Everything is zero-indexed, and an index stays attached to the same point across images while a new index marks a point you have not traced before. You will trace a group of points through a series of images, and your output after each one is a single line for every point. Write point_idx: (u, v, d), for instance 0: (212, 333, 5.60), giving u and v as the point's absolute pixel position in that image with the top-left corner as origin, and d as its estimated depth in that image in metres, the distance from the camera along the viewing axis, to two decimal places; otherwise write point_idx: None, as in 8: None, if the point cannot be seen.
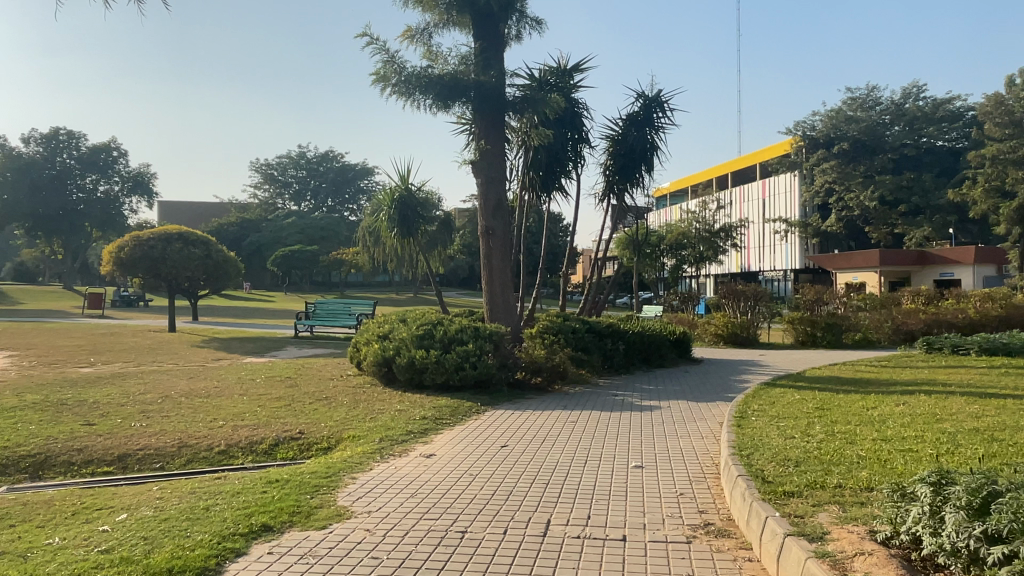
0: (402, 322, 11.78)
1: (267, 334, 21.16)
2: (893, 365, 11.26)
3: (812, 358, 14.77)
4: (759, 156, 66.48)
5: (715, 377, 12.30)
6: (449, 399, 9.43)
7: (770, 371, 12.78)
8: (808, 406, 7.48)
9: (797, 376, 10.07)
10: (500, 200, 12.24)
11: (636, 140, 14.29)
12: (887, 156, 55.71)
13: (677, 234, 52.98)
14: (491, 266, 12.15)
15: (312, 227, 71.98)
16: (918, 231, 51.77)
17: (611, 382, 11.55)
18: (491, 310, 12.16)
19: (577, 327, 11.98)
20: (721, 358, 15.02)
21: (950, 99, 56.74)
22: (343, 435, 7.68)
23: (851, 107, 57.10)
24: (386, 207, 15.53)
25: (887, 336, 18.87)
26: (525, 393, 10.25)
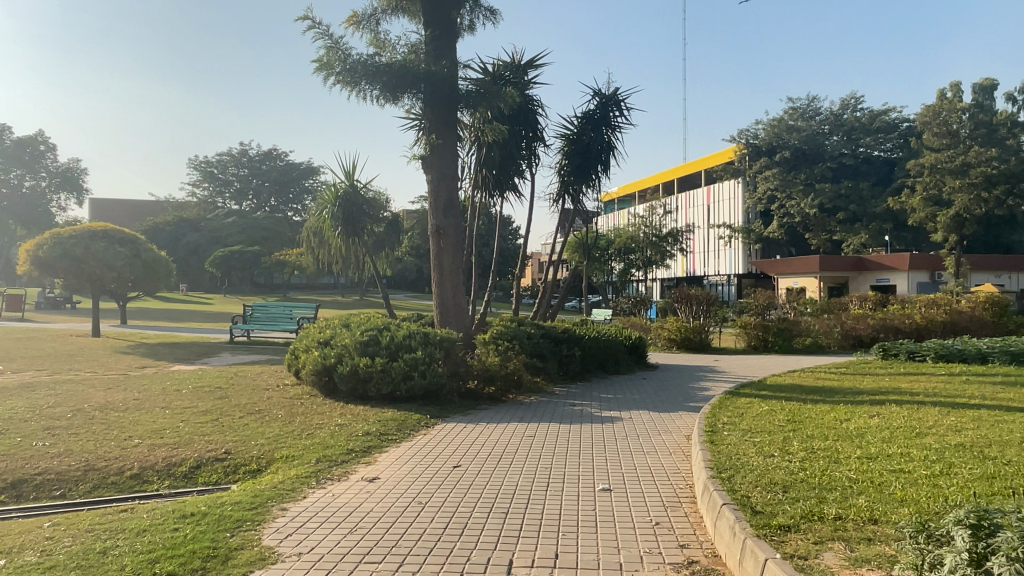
0: (345, 327, 10.98)
1: (200, 339, 19.91)
2: (853, 371, 11.03)
3: (767, 364, 14.56)
4: (705, 163, 67.46)
5: (674, 384, 11.90)
6: (395, 412, 8.71)
7: (728, 378, 12.44)
8: (779, 419, 7.04)
9: (760, 384, 9.69)
10: (452, 198, 11.56)
11: (593, 140, 13.82)
12: (827, 165, 57.18)
13: (625, 238, 53.19)
14: (441, 268, 11.45)
15: (254, 228, 69.72)
16: (855, 238, 53.26)
17: (567, 391, 11.02)
18: (442, 315, 11.47)
19: (532, 332, 11.41)
20: (676, 365, 14.67)
21: (885, 111, 58.67)
22: (275, 455, 6.90)
23: (793, 117, 58.45)
24: (330, 205, 14.62)
25: (837, 341, 18.80)
26: (477, 404, 9.60)
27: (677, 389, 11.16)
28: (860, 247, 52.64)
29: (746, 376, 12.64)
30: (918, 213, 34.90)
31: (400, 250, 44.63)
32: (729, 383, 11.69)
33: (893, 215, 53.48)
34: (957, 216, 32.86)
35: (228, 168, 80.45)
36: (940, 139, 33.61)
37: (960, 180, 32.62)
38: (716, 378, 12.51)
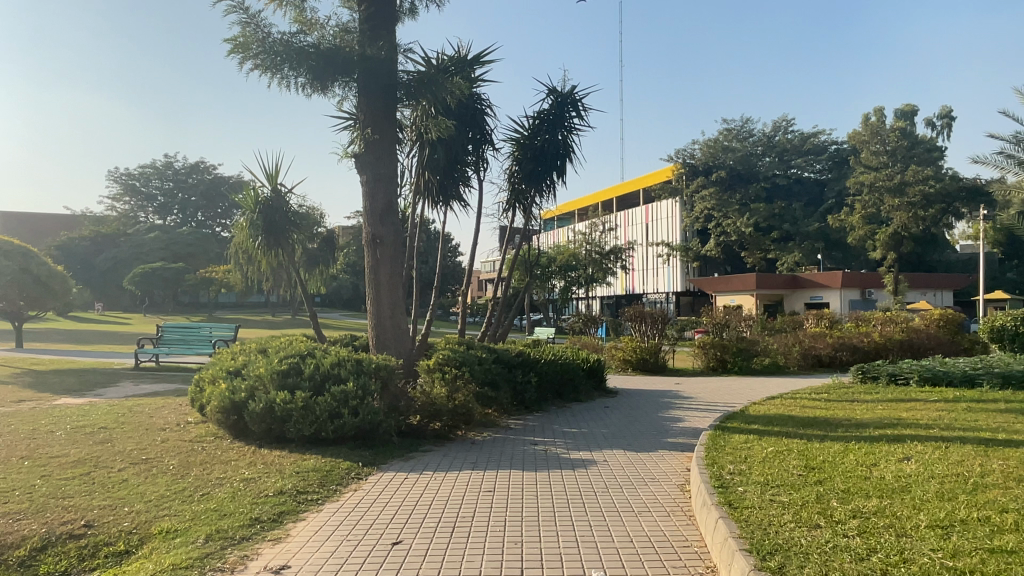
0: (262, 353, 9.24)
1: (98, 365, 17.49)
2: (838, 397, 9.98)
3: (733, 388, 13.48)
4: (642, 182, 67.59)
5: (641, 413, 10.57)
6: (319, 460, 7.04)
7: (698, 405, 11.22)
8: (792, 463, 5.80)
9: (745, 415, 8.47)
10: (391, 203, 10.03)
11: (548, 143, 12.54)
12: (761, 185, 58.00)
13: (568, 256, 52.48)
14: (378, 281, 9.86)
15: (178, 243, 65.81)
16: (789, 257, 54.01)
17: (524, 424, 9.54)
18: (378, 338, 9.87)
19: (484, 358, 9.93)
20: (636, 389, 13.42)
21: (814, 134, 60.18)
22: (150, 531, 5.16)
23: (728, 137, 59.17)
24: (249, 211, 12.82)
25: (797, 362, 17.92)
26: (420, 445, 8.00)
27: (647, 420, 9.89)
28: (794, 265, 53.35)
29: (716, 403, 11.46)
30: (857, 231, 35.29)
31: (335, 267, 42.54)
32: (701, 411, 10.46)
33: (825, 234, 54.65)
34: (895, 234, 33.46)
35: (151, 180, 76.11)
36: (879, 160, 34.11)
37: (899, 199, 33.12)
38: (685, 405, 11.28)
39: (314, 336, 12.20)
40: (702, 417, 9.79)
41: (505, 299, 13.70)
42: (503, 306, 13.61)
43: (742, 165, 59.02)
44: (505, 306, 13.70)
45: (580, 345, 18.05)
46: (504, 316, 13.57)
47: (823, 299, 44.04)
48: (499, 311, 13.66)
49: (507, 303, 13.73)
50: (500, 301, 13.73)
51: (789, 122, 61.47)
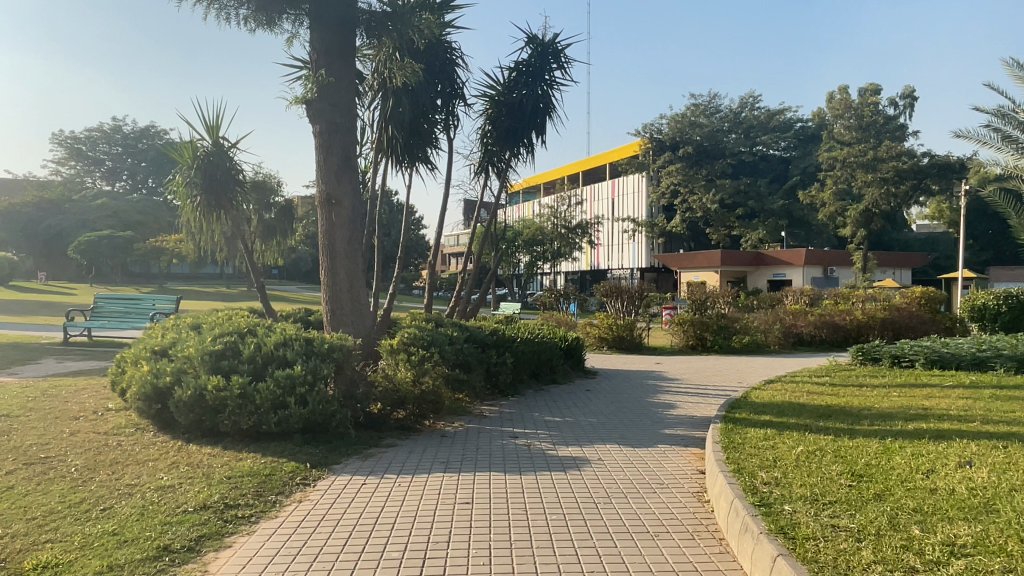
0: (195, 330, 7.91)
1: (22, 340, 15.78)
2: (844, 381, 9.07)
3: (719, 369, 12.60)
4: (609, 156, 66.38)
5: (628, 398, 9.54)
6: (259, 461, 5.85)
7: (686, 389, 10.26)
8: (833, 469, 4.79)
9: (752, 403, 7.50)
10: (348, 156, 8.71)
11: (526, 97, 11.33)
12: (726, 161, 57.10)
13: (533, 230, 51.34)
14: (332, 248, 8.58)
15: (127, 211, 62.59)
16: (753, 234, 53.76)
17: (500, 411, 8.44)
18: (333, 313, 8.61)
19: (455, 336, 8.78)
20: (616, 371, 12.42)
21: (780, 111, 59.52)
22: (19, 564, 3.89)
23: (695, 112, 58.05)
24: (185, 167, 11.24)
25: (777, 339, 17.17)
26: (381, 438, 6.83)
27: (636, 404, 8.88)
28: (758, 242, 53.21)
29: (706, 386, 10.52)
30: (828, 207, 35.82)
31: (294, 239, 40.89)
32: (693, 395, 9.50)
33: (789, 212, 54.48)
34: (866, 211, 33.53)
35: (99, 144, 72.09)
36: (851, 133, 34.54)
37: (872, 175, 33.03)
38: (673, 388, 10.30)
39: (265, 311, 10.84)
40: (696, 403, 8.82)
41: (477, 269, 12.38)
42: (474, 278, 12.28)
43: (709, 141, 57.78)
44: (477, 276, 12.34)
45: (553, 321, 17.04)
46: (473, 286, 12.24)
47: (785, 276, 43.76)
48: (470, 281, 12.33)
49: (479, 274, 12.38)
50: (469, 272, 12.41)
51: (755, 98, 60.49)
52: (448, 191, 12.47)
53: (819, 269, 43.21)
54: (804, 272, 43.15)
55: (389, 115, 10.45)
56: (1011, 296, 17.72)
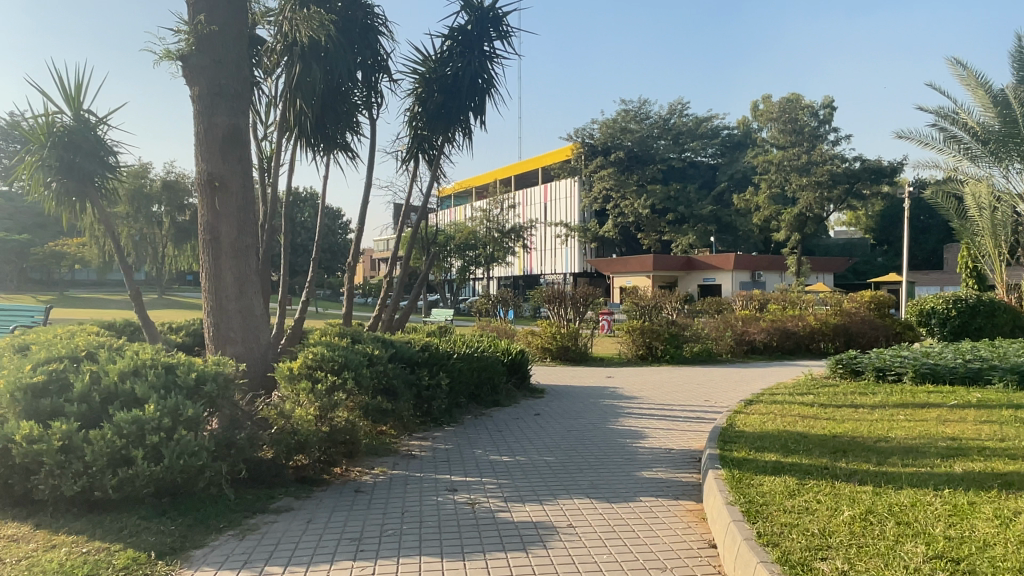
0: (21, 352, 5.88)
1: None
2: (834, 401, 7.83)
3: (676, 385, 11.27)
4: (541, 160, 65.32)
5: (584, 423, 8.05)
6: (81, 553, 3.99)
7: (648, 410, 8.83)
8: (910, 551, 3.37)
9: (747, 437, 6.08)
10: (238, 124, 6.89)
11: (461, 69, 9.69)
12: (656, 167, 56.63)
13: (466, 234, 49.73)
14: (217, 242, 6.71)
15: (25, 213, 57.34)
16: (683, 239, 53.72)
17: (431, 449, 6.76)
18: (217, 327, 6.72)
19: (375, 355, 7.02)
20: (564, 389, 10.93)
21: (707, 118, 59.59)
22: None
23: (626, 117, 57.48)
24: (36, 148, 8.77)
25: (729, 348, 16.03)
26: (271, 500, 5.07)
27: (597, 435, 7.34)
28: (688, 247, 53.20)
29: (670, 406, 9.12)
30: (763, 210, 36.07)
31: None
32: (660, 419, 8.08)
33: (717, 217, 54.39)
34: (800, 215, 34.29)
35: None
36: (786, 136, 34.61)
37: (806, 178, 33.41)
38: (633, 410, 8.87)
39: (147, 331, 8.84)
40: (667, 430, 7.39)
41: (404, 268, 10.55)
42: (402, 282, 10.43)
43: (639, 147, 57.37)
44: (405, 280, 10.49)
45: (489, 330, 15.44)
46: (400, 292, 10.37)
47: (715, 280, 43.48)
48: (395, 287, 10.48)
49: (407, 277, 10.54)
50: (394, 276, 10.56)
51: (683, 105, 60.50)
52: (370, 181, 10.70)
53: (747, 273, 43.07)
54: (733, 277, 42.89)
55: (295, 83, 8.68)
56: (959, 301, 17.35)
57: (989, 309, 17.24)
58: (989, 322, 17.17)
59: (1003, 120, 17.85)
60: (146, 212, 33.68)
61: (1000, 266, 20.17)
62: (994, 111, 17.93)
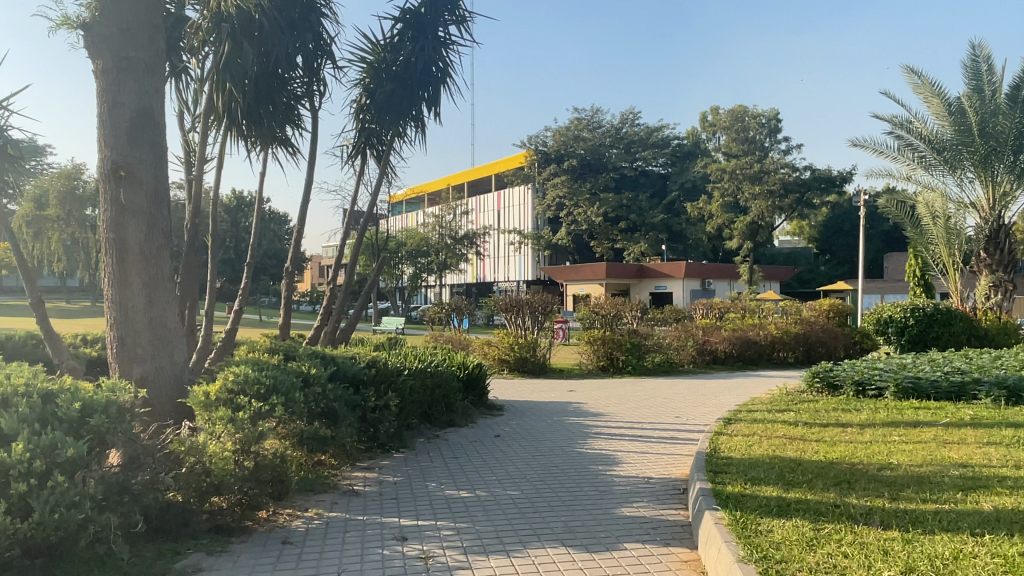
0: None
1: None
2: (818, 419, 7.25)
3: (642, 400, 10.60)
4: (494, 167, 64.58)
5: (548, 445, 7.29)
6: None
7: (615, 430, 8.10)
8: None
9: (736, 465, 5.41)
10: (148, 105, 5.94)
11: (413, 56, 8.84)
12: (609, 175, 56.51)
13: (417, 240, 48.63)
14: (122, 241, 5.70)
15: None
16: (635, 247, 53.63)
17: (377, 482, 5.89)
18: (121, 342, 5.71)
19: (311, 374, 6.11)
20: (523, 404, 10.15)
21: (658, 128, 59.81)
22: None
23: (579, 125, 57.22)
24: None
25: (691, 358, 15.50)
26: (175, 558, 4.15)
27: (565, 460, 6.57)
28: (640, 256, 53.15)
29: (639, 426, 8.40)
30: (717, 218, 36.10)
31: None
32: (632, 441, 7.36)
33: (668, 226, 54.42)
34: (753, 222, 34.53)
35: None
36: (739, 145, 34.75)
37: (759, 187, 33.53)
38: (601, 429, 8.15)
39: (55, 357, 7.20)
40: (640, 454, 6.66)
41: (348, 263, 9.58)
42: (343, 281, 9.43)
43: (592, 155, 57.17)
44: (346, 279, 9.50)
45: (443, 340, 14.58)
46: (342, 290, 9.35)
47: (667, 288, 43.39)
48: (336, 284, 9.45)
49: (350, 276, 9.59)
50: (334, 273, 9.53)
51: (636, 114, 60.59)
52: (310, 178, 9.71)
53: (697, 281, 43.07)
54: (684, 285, 42.89)
55: (223, 64, 7.75)
56: (916, 310, 17.40)
57: (945, 317, 17.24)
58: (946, 330, 17.14)
59: (957, 130, 17.96)
60: (78, 215, 31.61)
61: (952, 274, 20.35)
62: (948, 121, 18.03)
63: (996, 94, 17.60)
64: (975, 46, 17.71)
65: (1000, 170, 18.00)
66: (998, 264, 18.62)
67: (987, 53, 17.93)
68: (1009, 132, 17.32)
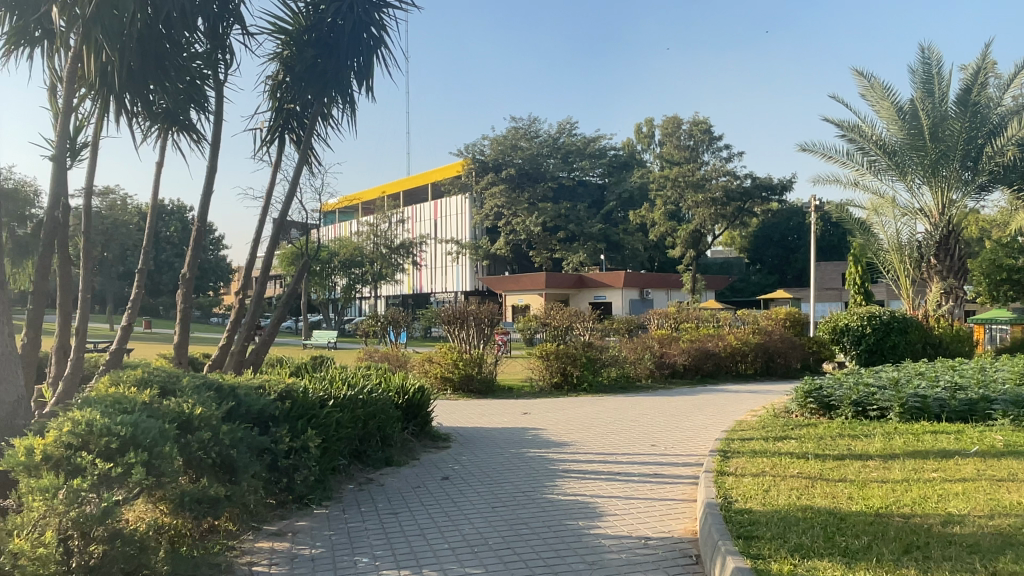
0: None
1: None
2: (825, 449, 6.13)
3: (607, 422, 9.32)
4: (432, 176, 62.91)
5: (508, 490, 5.94)
6: None
7: (586, 465, 6.79)
8: None
9: (761, 522, 4.18)
10: None
11: (340, 18, 7.41)
12: (547, 185, 55.56)
13: (351, 250, 46.51)
14: None
15: None
16: (574, 257, 52.66)
17: (287, 559, 4.40)
18: None
19: (196, 415, 4.57)
20: (473, 433, 8.74)
21: (595, 138, 59.34)
22: None
23: (516, 134, 56.23)
24: None
25: (649, 372, 14.36)
26: None
27: (534, 514, 5.20)
28: (579, 265, 52.26)
29: (612, 458, 7.12)
30: (659, 226, 35.57)
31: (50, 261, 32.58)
32: (611, 481, 6.11)
33: (606, 236, 53.87)
34: (695, 231, 34.36)
35: None
36: (680, 153, 34.30)
37: (701, 195, 33.18)
38: (569, 465, 6.83)
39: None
40: (625, 501, 5.42)
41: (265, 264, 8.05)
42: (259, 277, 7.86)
43: (530, 165, 56.16)
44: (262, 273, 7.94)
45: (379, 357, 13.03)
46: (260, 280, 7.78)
47: (606, 298, 42.56)
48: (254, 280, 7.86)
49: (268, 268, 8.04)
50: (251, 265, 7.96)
51: (573, 124, 59.98)
52: (214, 166, 8.12)
53: (636, 290, 42.38)
54: (624, 295, 42.14)
55: (93, 12, 6.18)
56: (873, 317, 16.89)
57: (902, 325, 16.77)
58: (903, 339, 16.67)
59: (909, 133, 17.70)
60: None
61: (902, 282, 20.15)
62: (900, 124, 17.79)
63: (945, 98, 17.45)
64: (923, 48, 17.53)
65: (950, 174, 17.88)
66: (948, 270, 18.41)
67: (936, 55, 17.71)
68: (959, 135, 17.20)
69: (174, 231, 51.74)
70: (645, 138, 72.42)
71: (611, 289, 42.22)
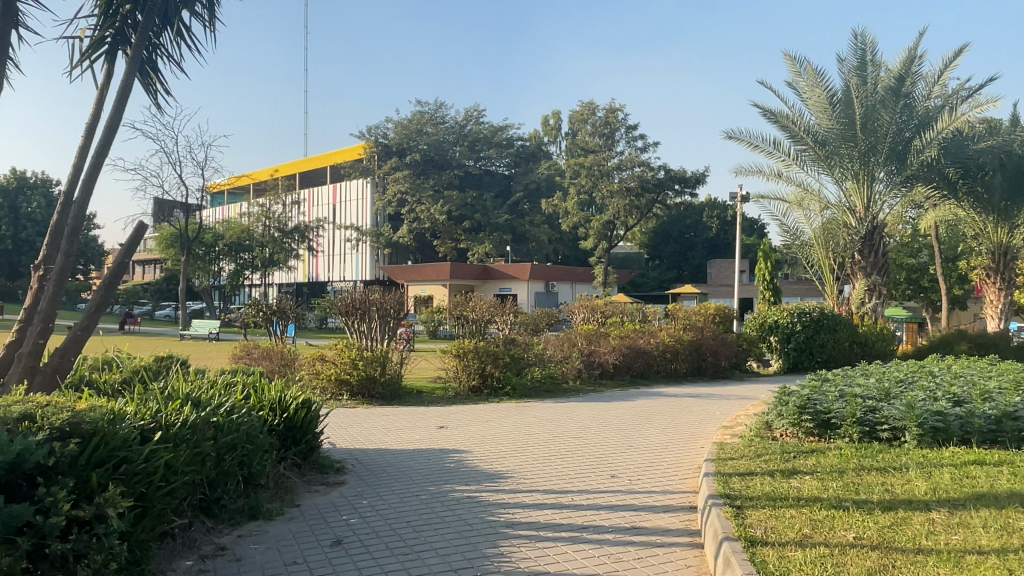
0: None
1: None
2: (864, 493, 4.56)
3: (547, 441, 7.48)
4: (332, 158, 59.27)
5: (435, 565, 4.01)
6: None
7: (538, 514, 4.92)
8: None
9: None
10: None
11: None
12: (453, 172, 53.23)
13: (238, 232, 43.47)
14: None
15: None
16: (480, 248, 50.62)
17: None
18: None
19: None
20: (376, 459, 6.71)
21: (503, 126, 57.15)
22: None
23: (422, 119, 53.49)
24: None
25: (577, 372, 12.70)
26: None
27: None
28: (484, 256, 50.33)
29: (569, 501, 5.28)
30: (571, 216, 34.39)
31: None
32: (581, 547, 4.26)
33: (513, 227, 52.18)
34: (608, 223, 33.38)
35: None
36: (594, 140, 33.01)
37: (616, 185, 32.36)
38: (515, 514, 4.92)
39: None
40: None
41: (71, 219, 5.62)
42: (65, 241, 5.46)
43: (434, 151, 53.55)
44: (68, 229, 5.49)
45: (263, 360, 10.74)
46: (71, 240, 5.36)
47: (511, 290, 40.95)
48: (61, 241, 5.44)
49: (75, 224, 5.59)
50: (54, 221, 5.57)
51: (481, 111, 57.79)
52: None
53: (541, 283, 40.85)
54: (529, 287, 40.65)
55: None
56: (803, 314, 16.09)
57: (831, 323, 16.05)
58: (832, 338, 15.95)
59: (841, 122, 17.05)
60: None
61: (825, 278, 19.69)
62: (831, 113, 17.14)
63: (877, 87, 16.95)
64: (858, 34, 16.94)
65: (877, 168, 17.44)
66: (872, 266, 18.01)
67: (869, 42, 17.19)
68: (889, 128, 16.75)
69: (35, 206, 45.85)
70: (552, 131, 71.51)
71: (517, 281, 40.71)
